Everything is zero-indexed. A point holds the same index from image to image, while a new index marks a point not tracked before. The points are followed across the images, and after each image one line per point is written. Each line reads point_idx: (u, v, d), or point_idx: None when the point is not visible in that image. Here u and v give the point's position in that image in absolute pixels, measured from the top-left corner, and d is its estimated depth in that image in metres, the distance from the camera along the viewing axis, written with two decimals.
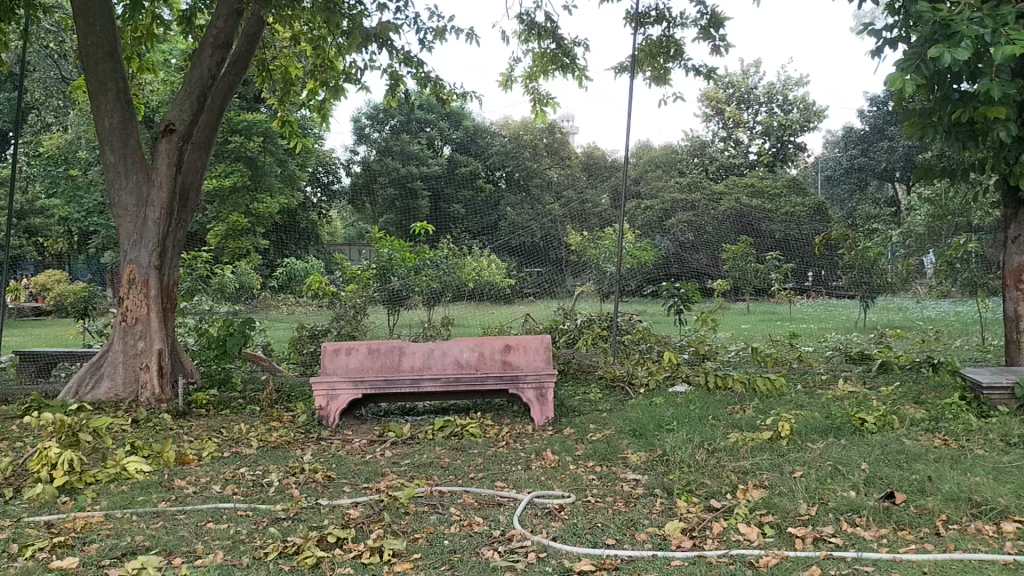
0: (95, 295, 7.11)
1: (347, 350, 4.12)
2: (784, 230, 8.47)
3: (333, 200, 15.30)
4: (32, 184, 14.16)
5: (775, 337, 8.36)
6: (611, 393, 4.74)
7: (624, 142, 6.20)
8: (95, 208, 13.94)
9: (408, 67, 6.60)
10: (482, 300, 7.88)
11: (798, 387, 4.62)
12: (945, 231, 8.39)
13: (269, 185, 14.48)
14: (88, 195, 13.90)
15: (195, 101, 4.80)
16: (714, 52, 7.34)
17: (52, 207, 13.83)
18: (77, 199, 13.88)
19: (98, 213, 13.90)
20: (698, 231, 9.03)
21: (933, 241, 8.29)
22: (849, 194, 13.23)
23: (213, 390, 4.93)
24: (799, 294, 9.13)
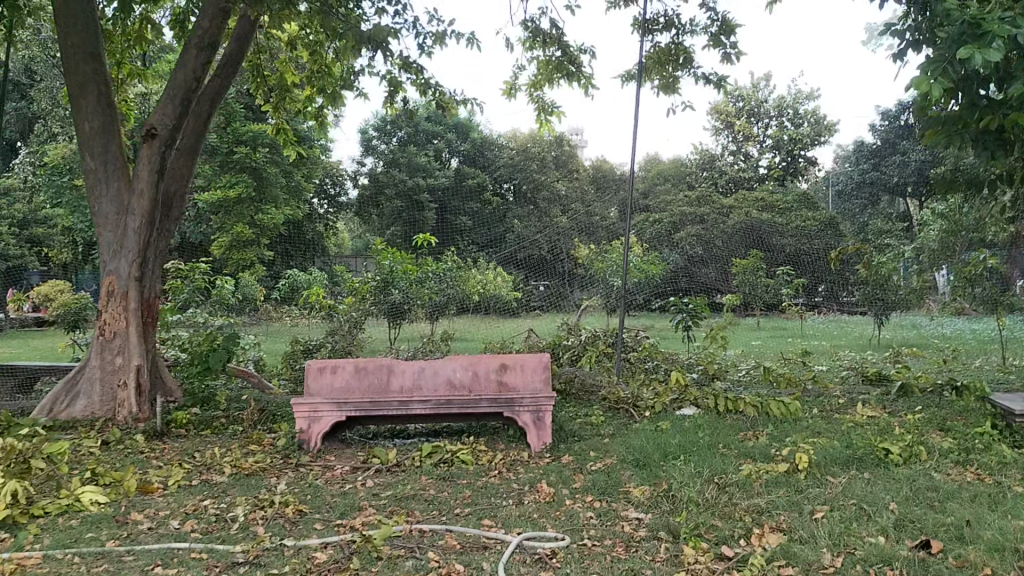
0: (86, 307, 6.92)
1: (332, 369, 3.84)
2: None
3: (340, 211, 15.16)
4: (36, 194, 14.05)
5: (788, 355, 8.06)
6: (615, 415, 4.47)
7: (631, 153, 5.95)
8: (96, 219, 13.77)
9: (407, 74, 6.38)
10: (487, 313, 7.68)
11: (814, 411, 4.34)
12: (963, 246, 8.11)
13: (272, 196, 14.28)
14: None
15: (179, 105, 4.53)
16: (725, 60, 7.09)
17: (55, 218, 13.70)
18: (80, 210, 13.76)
19: None
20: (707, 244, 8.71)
21: (950, 257, 8.00)
22: (861, 210, 12.97)
23: (194, 407, 4.73)
24: (811, 310, 8.92)
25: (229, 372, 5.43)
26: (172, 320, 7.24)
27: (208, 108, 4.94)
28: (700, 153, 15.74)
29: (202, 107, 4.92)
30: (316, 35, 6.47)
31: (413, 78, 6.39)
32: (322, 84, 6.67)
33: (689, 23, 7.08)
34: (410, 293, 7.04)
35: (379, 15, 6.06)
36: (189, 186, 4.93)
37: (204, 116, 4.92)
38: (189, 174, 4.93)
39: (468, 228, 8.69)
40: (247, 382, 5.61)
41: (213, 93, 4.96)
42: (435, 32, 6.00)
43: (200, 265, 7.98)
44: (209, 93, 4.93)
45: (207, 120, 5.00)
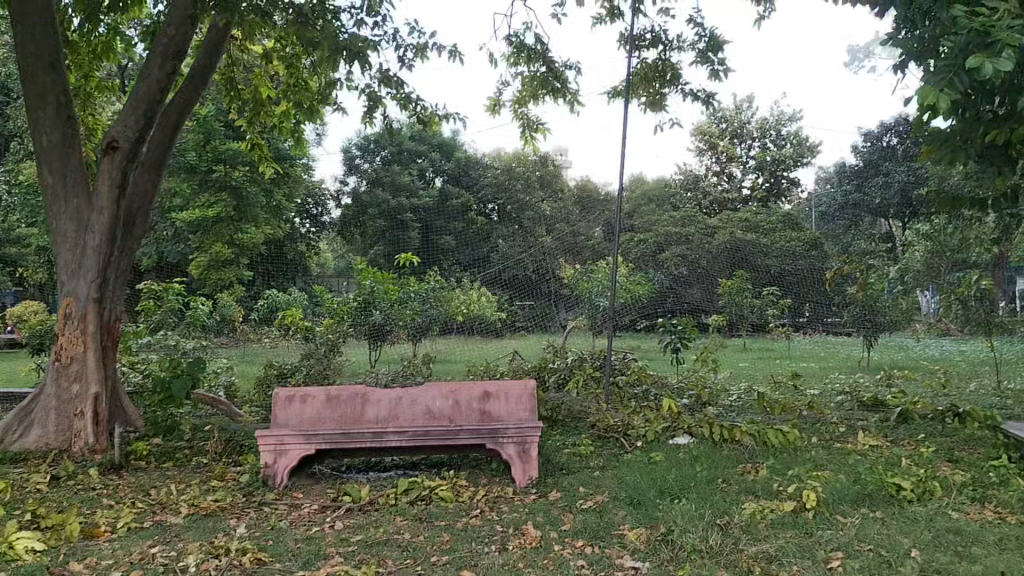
0: (51, 330, 6.62)
1: (302, 398, 3.61)
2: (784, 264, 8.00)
3: (321, 231, 14.87)
4: (8, 213, 13.70)
5: (779, 378, 7.85)
6: (604, 445, 4.22)
7: (619, 170, 5.75)
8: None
9: (387, 88, 6.17)
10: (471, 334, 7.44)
11: (814, 441, 4.11)
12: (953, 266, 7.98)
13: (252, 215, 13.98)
14: None
15: (142, 117, 4.30)
16: (713, 76, 6.91)
17: (29, 237, 13.35)
18: None
19: None
20: (692, 265, 8.44)
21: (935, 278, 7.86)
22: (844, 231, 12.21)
23: (156, 438, 4.43)
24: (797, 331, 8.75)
25: (196, 398, 5.15)
26: (141, 342, 6.92)
27: (174, 121, 4.71)
28: (685, 173, 15.65)
29: (168, 120, 4.69)
30: (292, 48, 6.25)
31: (393, 92, 6.18)
32: (298, 98, 6.43)
33: (676, 38, 6.90)
34: (391, 314, 6.93)
35: (357, 27, 5.85)
36: (154, 202, 4.68)
37: (170, 129, 4.69)
38: (154, 190, 4.69)
39: (451, 248, 8.45)
40: (216, 409, 5.33)
41: (180, 107, 4.74)
42: (416, 44, 5.79)
43: (174, 285, 7.68)
44: (175, 106, 4.71)
45: (173, 134, 4.75)
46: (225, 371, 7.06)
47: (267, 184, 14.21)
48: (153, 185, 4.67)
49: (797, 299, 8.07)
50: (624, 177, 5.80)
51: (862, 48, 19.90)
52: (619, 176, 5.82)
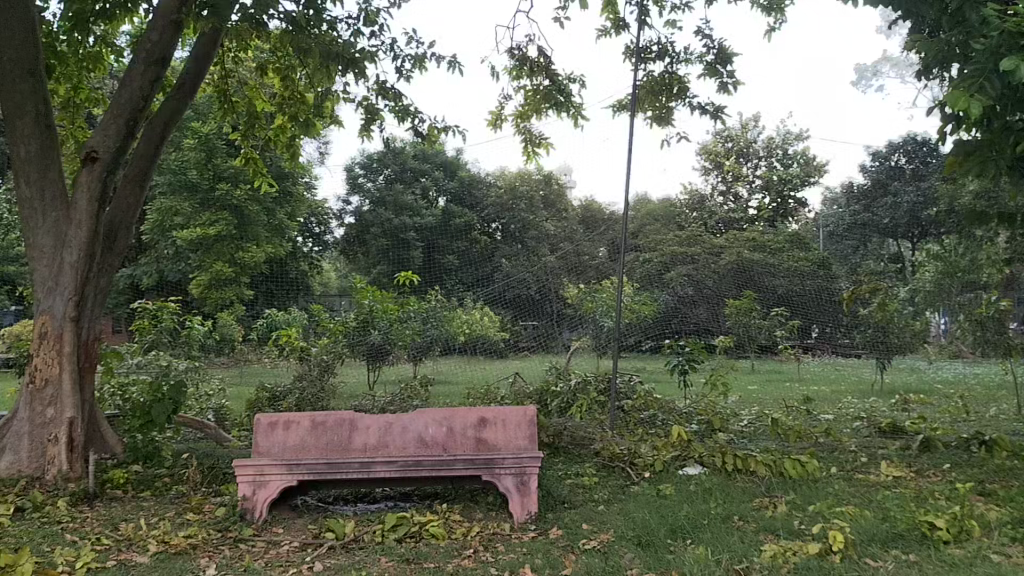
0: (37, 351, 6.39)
1: (286, 425, 3.37)
2: (789, 284, 7.78)
3: None
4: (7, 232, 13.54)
5: (790, 402, 7.57)
6: (609, 475, 3.97)
7: (625, 187, 5.54)
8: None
9: (385, 101, 5.98)
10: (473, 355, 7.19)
11: (834, 473, 3.86)
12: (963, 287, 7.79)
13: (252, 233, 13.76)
14: None
15: (123, 126, 4.09)
16: (722, 89, 6.72)
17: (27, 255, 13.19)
18: None
19: None
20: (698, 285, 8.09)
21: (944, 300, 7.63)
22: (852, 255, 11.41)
23: (136, 466, 4.17)
24: (806, 352, 8.50)
25: (180, 422, 4.90)
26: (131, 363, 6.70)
27: (160, 131, 4.50)
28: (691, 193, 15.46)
29: (154, 130, 4.49)
30: (288, 59, 6.06)
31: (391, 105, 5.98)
32: (293, 111, 6.23)
33: (683, 50, 6.72)
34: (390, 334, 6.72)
35: (354, 38, 5.68)
36: (137, 216, 4.47)
37: (155, 140, 4.48)
38: (138, 203, 4.48)
39: (453, 267, 8.23)
40: (202, 433, 5.09)
41: (166, 116, 4.54)
42: (414, 55, 5.60)
43: (169, 305, 7.44)
44: (161, 115, 4.51)
45: (159, 145, 4.53)
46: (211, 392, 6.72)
47: (267, 202, 13.99)
48: (137, 199, 4.46)
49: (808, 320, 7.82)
50: (630, 193, 5.58)
51: (869, 66, 19.74)
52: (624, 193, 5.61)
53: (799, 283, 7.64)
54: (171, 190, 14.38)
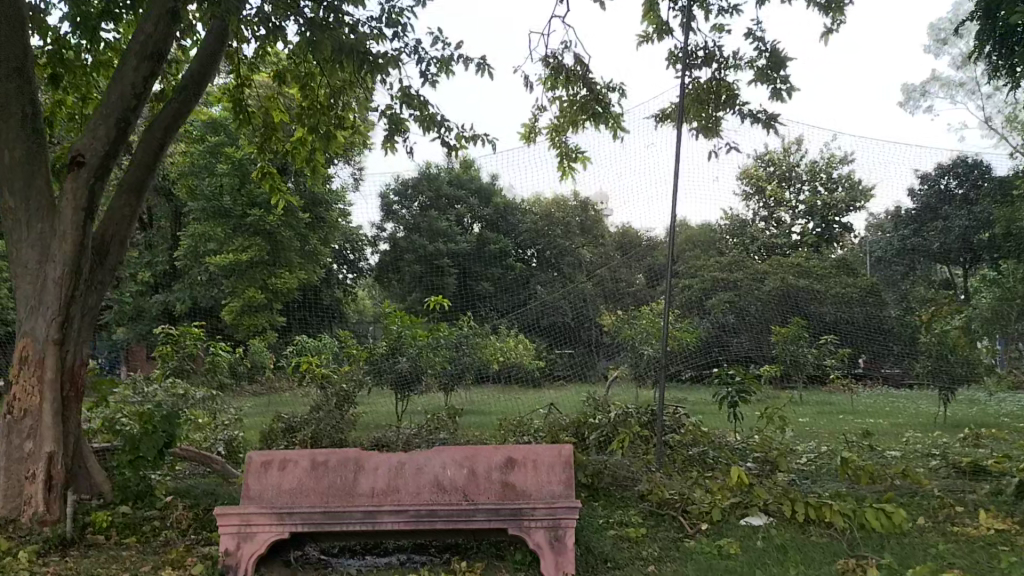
0: None
1: (281, 464, 2.92)
2: (836, 312, 7.36)
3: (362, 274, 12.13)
4: None
5: (848, 436, 6.96)
6: (657, 524, 3.44)
7: (671, 207, 5.02)
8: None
9: (410, 111, 5.55)
10: (507, 383, 6.68)
11: (925, 527, 3.29)
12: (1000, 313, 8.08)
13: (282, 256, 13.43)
14: None
15: (113, 127, 3.69)
16: (775, 96, 6.20)
17: None
18: None
19: None
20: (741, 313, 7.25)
21: None
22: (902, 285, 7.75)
23: (124, 508, 3.72)
24: (861, 382, 7.88)
25: (181, 456, 4.46)
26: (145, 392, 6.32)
27: (159, 136, 4.11)
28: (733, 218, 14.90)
29: (152, 136, 4.10)
30: (307, 66, 5.68)
31: (417, 115, 5.55)
32: (313, 121, 5.82)
33: (732, 55, 6.21)
34: (419, 361, 6.45)
35: (376, 41, 5.27)
36: (132, 229, 4.06)
37: (153, 145, 4.09)
38: (134, 216, 4.08)
39: (485, 292, 7.78)
40: (207, 468, 4.64)
41: (166, 120, 4.15)
42: (439, 58, 5.17)
43: (191, 330, 7.06)
44: (161, 119, 4.12)
45: (160, 153, 4.14)
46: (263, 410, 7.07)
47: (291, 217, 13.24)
48: (132, 211, 4.07)
49: (867, 348, 7.20)
50: (676, 214, 5.06)
51: (917, 87, 19.05)
52: (671, 214, 5.09)
53: (846, 310, 7.12)
54: (204, 216, 14.17)
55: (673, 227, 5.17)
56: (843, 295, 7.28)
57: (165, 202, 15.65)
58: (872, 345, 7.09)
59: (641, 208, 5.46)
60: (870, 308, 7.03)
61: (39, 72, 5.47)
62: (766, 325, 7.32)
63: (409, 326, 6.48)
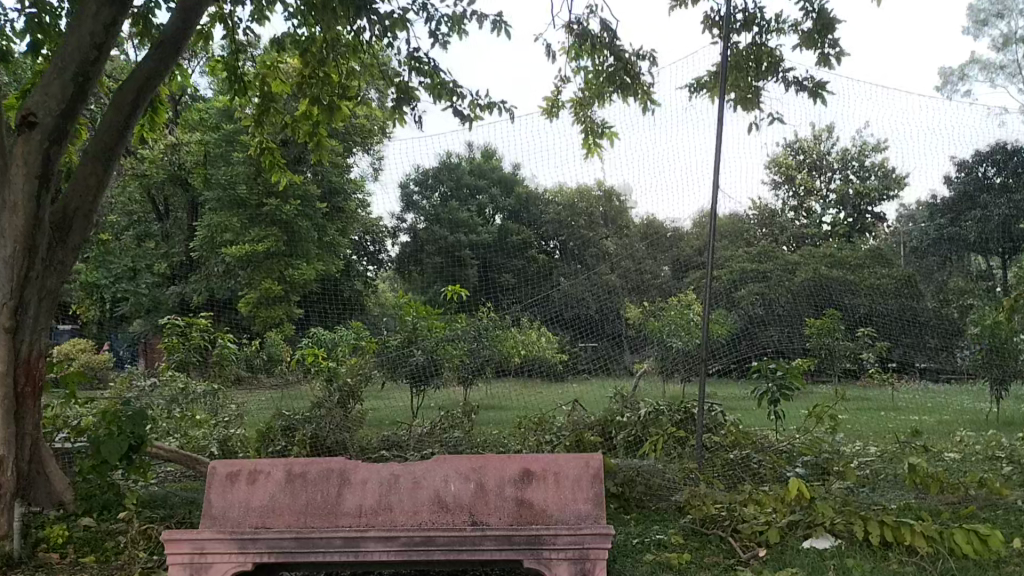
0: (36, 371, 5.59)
1: (251, 477, 2.44)
2: None
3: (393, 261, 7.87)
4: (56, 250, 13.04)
5: (894, 435, 6.38)
6: (703, 545, 2.93)
7: (713, 182, 4.49)
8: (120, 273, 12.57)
9: (419, 78, 5.04)
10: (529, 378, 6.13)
11: (1023, 552, 2.75)
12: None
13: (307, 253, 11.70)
14: (115, 262, 12.70)
15: (70, 82, 3.22)
16: (823, 63, 5.62)
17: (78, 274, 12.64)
18: (105, 266, 12.75)
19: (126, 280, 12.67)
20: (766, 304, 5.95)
21: None
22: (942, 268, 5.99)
23: (85, 520, 3.26)
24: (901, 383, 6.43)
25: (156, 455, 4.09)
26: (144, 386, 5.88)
27: (130, 99, 3.62)
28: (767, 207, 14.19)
29: (123, 97, 3.61)
30: (307, 30, 5.16)
31: (426, 83, 5.03)
32: (315, 92, 5.31)
33: (776, 17, 5.62)
34: (436, 352, 5.93)
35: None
36: (99, 203, 3.59)
37: (124, 108, 3.61)
38: (102, 189, 3.61)
39: (508, 284, 7.29)
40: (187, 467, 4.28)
41: (140, 81, 3.66)
42: (451, 16, 4.65)
43: (196, 321, 6.48)
44: (134, 79, 3.64)
45: (131, 119, 3.66)
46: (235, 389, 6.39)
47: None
48: (99, 183, 3.59)
49: None
50: (718, 191, 4.53)
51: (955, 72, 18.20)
52: (711, 191, 4.56)
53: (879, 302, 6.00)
54: (220, 206, 13.76)
55: (714, 204, 4.64)
56: (879, 287, 6.01)
57: (181, 191, 15.25)
58: (908, 337, 6.05)
59: (668, 195, 4.91)
60: (908, 304, 5.97)
61: (17, 38, 5.02)
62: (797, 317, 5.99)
63: (424, 317, 5.97)
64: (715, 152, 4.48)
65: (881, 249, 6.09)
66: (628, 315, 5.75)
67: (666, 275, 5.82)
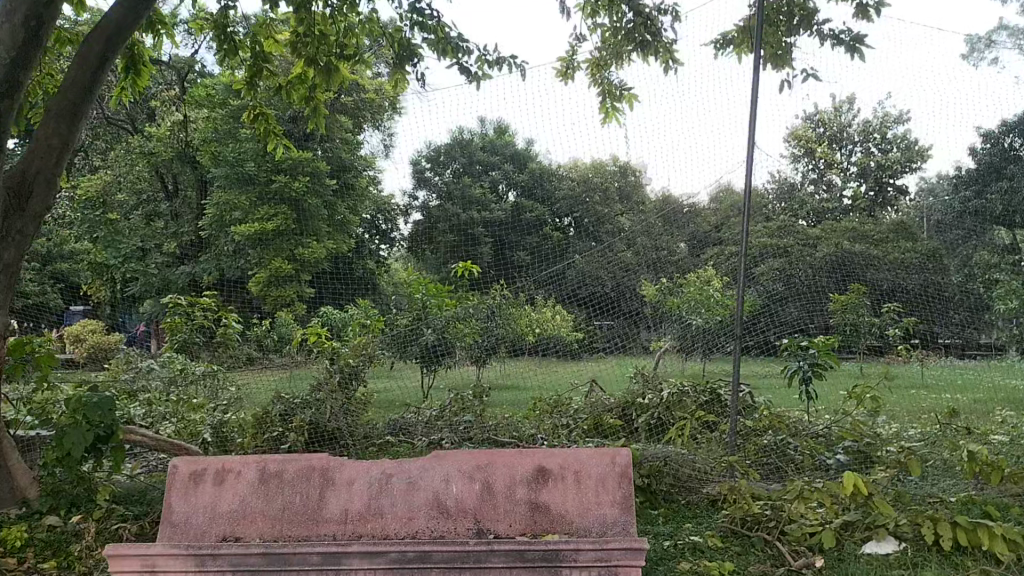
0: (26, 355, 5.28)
1: (222, 475, 2.38)
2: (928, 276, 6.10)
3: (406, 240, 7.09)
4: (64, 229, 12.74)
5: (929, 415, 5.94)
6: (747, 549, 2.56)
7: (750, 138, 3.94)
8: (130, 254, 12.23)
9: (423, 34, 4.64)
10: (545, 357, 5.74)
11: None
12: None
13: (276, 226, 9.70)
14: (124, 242, 12.39)
15: (21, 28, 2.86)
16: (862, 13, 5.15)
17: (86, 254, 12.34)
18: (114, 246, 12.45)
19: (135, 260, 12.36)
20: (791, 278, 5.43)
21: None
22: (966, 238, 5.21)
23: (50, 518, 2.93)
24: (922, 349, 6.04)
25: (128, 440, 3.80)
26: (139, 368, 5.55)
27: (98, 51, 3.25)
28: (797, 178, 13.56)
29: (90, 49, 3.24)
30: None
31: (429, 39, 4.62)
32: (311, 51, 4.92)
33: None
34: (447, 333, 5.51)
35: None
36: (64, 165, 3.23)
37: (91, 61, 3.24)
38: (67, 149, 3.25)
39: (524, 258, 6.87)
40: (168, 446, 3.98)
41: (109, 30, 3.27)
42: None
43: (200, 300, 5.73)
44: (103, 28, 3.24)
45: (100, 74, 3.29)
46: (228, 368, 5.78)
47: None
48: (64, 143, 3.23)
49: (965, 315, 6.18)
50: (756, 150, 3.98)
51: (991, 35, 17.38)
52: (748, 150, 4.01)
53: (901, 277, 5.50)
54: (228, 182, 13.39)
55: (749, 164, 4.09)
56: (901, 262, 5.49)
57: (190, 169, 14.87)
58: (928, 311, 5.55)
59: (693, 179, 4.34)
60: (933, 281, 5.41)
61: None
62: (818, 292, 5.43)
63: (434, 294, 5.48)
64: (751, 105, 3.95)
65: (904, 221, 5.50)
66: (645, 294, 5.40)
67: (683, 252, 5.19)
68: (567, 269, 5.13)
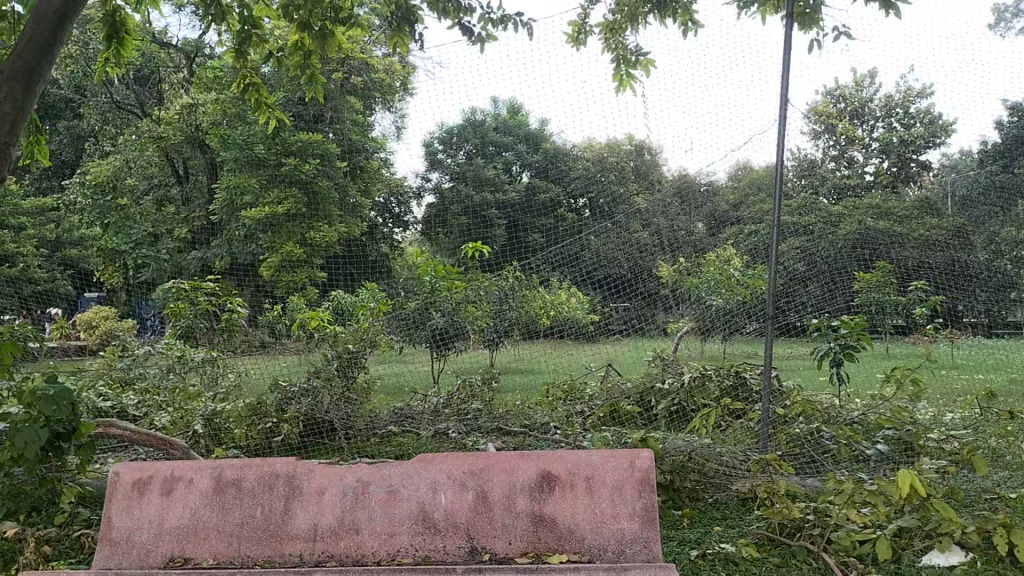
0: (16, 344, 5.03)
1: (167, 487, 2.39)
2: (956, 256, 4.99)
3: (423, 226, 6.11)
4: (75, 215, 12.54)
5: (966, 398, 5.53)
6: (790, 561, 2.25)
7: (783, 91, 3.55)
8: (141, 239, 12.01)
9: None
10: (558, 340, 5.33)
11: None
12: None
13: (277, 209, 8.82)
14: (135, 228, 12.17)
15: None
16: None
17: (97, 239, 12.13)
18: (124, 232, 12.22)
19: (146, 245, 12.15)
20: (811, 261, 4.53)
21: None
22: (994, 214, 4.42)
23: (13, 522, 2.70)
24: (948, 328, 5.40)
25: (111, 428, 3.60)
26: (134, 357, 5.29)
27: (57, 5, 2.96)
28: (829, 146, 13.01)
29: (49, 3, 2.95)
30: None
31: None
32: (302, 15, 4.56)
33: None
34: (457, 315, 5.05)
35: None
36: (19, 135, 2.88)
37: (50, 17, 2.94)
38: (21, 118, 2.89)
39: None
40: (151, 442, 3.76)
41: None
42: None
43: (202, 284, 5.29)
44: None
45: (60, 31, 2.99)
46: (239, 354, 5.32)
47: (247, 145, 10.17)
48: (18, 109, 2.88)
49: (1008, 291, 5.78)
50: (790, 104, 3.58)
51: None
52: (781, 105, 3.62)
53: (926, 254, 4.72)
54: None
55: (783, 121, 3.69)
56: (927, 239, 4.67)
57: None
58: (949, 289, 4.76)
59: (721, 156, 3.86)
60: (957, 258, 4.53)
61: None
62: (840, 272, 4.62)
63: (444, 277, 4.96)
64: (783, 56, 3.57)
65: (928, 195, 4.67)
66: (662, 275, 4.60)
67: (702, 231, 4.50)
68: (580, 248, 4.46)
